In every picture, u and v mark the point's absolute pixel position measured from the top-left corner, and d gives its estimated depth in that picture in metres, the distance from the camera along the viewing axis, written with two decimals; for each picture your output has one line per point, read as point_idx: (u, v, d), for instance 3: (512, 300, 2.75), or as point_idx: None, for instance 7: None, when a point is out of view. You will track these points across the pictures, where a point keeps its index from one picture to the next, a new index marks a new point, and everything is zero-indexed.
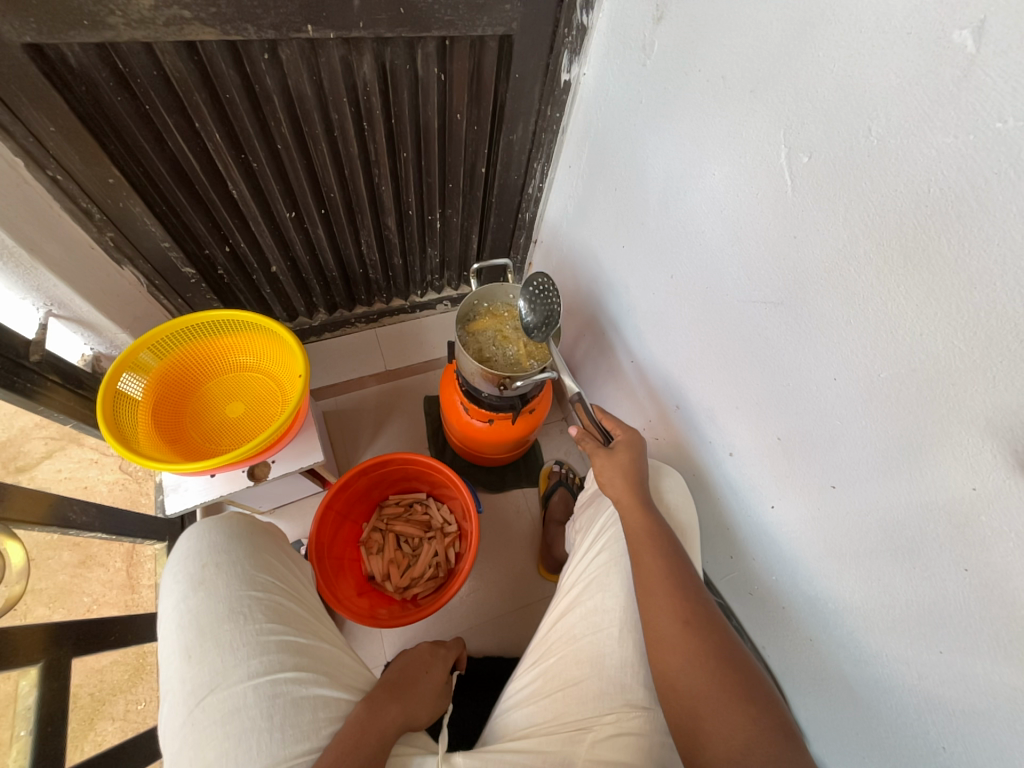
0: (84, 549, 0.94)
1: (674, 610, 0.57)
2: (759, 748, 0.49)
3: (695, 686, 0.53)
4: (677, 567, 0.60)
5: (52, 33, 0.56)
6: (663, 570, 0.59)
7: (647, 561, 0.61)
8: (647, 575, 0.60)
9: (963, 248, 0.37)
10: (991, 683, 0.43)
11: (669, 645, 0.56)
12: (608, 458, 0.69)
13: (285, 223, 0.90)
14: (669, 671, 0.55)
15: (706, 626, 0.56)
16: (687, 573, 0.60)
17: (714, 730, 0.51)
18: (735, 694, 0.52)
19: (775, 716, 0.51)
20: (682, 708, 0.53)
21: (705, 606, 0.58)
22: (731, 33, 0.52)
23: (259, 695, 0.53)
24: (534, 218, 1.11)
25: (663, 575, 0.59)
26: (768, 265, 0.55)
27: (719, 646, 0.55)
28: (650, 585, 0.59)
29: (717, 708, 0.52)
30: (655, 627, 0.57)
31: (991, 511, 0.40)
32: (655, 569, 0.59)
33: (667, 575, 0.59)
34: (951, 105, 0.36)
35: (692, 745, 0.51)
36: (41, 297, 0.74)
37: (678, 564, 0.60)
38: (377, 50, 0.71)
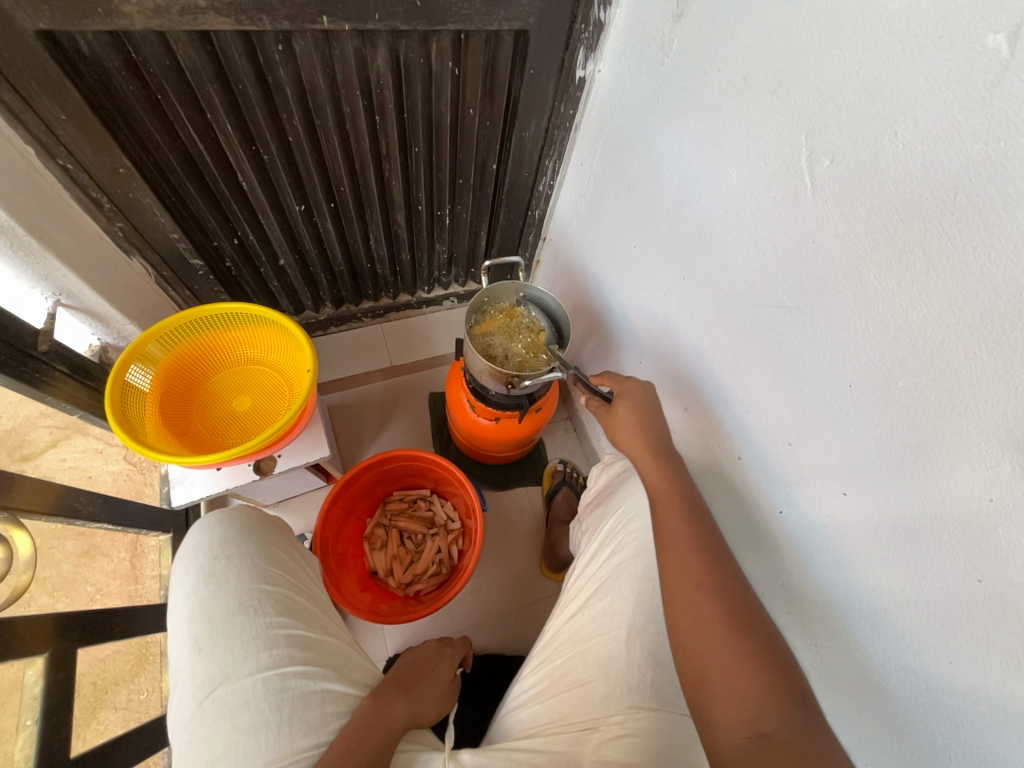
0: (87, 539, 0.87)
1: (688, 574, 0.58)
2: (770, 715, 0.48)
3: (706, 647, 0.54)
4: (696, 531, 0.61)
5: (66, 20, 0.55)
6: (681, 532, 0.61)
7: (665, 524, 0.62)
8: (666, 537, 0.61)
9: (988, 258, 0.36)
10: (999, 696, 0.43)
11: (681, 607, 0.57)
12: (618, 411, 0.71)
13: (295, 216, 0.90)
14: (681, 634, 0.56)
15: (721, 591, 0.57)
16: (703, 539, 0.61)
17: (724, 691, 0.51)
18: (748, 659, 0.52)
19: (790, 685, 0.50)
20: (694, 671, 0.54)
21: (721, 574, 0.58)
22: (752, 32, 0.51)
23: (268, 688, 0.53)
24: (544, 215, 1.10)
25: (681, 539, 0.60)
26: (784, 268, 0.55)
27: (734, 610, 0.55)
28: (668, 545, 0.61)
29: (728, 670, 0.52)
30: (670, 589, 0.59)
31: (1008, 524, 0.39)
32: (673, 532, 0.61)
33: (684, 540, 0.60)
34: (982, 111, 0.35)
35: (704, 705, 0.52)
36: (50, 286, 0.73)
37: (695, 527, 0.61)
38: (392, 43, 0.70)
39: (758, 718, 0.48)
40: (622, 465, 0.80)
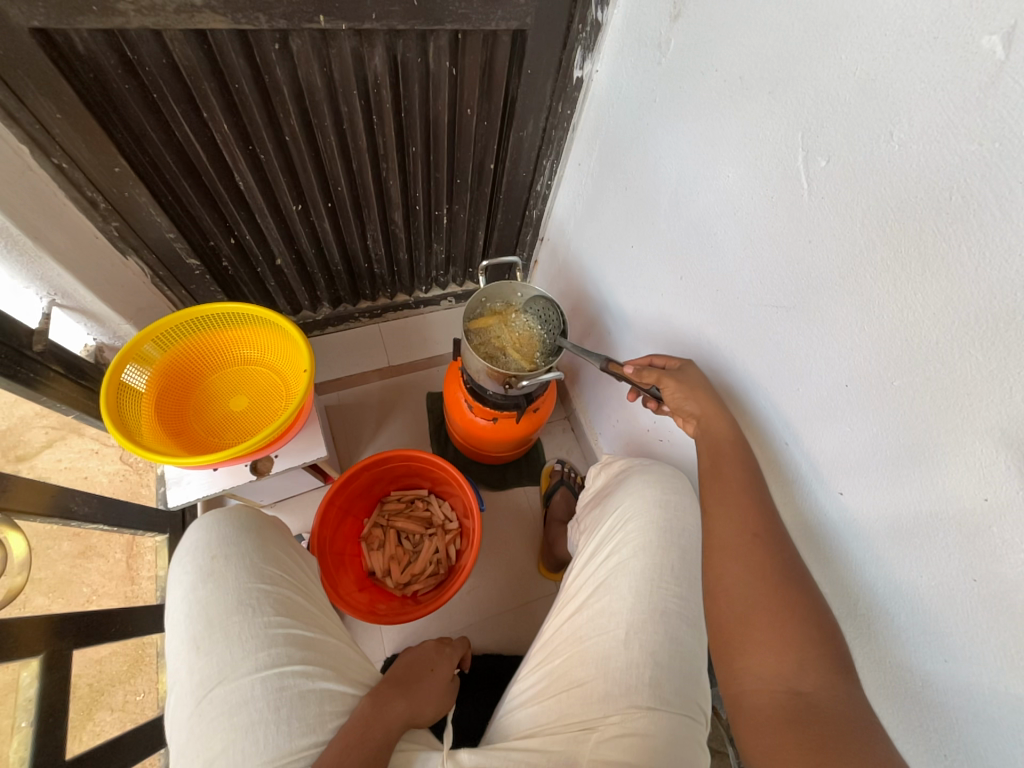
0: (83, 540, 0.87)
1: (745, 525, 0.58)
2: (810, 672, 0.49)
3: (752, 597, 0.54)
4: (754, 486, 0.61)
5: (61, 18, 0.55)
6: (741, 486, 0.60)
7: (728, 473, 0.61)
8: (724, 488, 0.61)
9: (983, 258, 0.37)
10: (994, 693, 0.43)
11: (733, 556, 0.57)
12: (677, 378, 0.68)
13: (292, 215, 0.89)
14: (725, 583, 0.57)
15: (775, 547, 0.57)
16: (760, 491, 0.61)
17: (765, 641, 0.52)
18: (796, 615, 0.52)
19: (829, 643, 0.51)
20: (733, 619, 0.55)
21: (774, 529, 0.59)
22: (748, 32, 0.52)
23: (266, 687, 0.53)
24: (541, 215, 1.10)
25: (740, 492, 0.60)
26: (780, 268, 0.55)
27: (784, 566, 0.56)
28: (729, 493, 0.60)
29: (772, 622, 0.52)
30: (724, 540, 0.59)
31: (1003, 523, 0.39)
32: (734, 484, 0.60)
33: (745, 491, 0.60)
34: (977, 112, 0.35)
35: (738, 648, 0.53)
36: (45, 286, 0.72)
37: (754, 481, 0.61)
38: (389, 42, 0.70)
39: (796, 673, 0.49)
40: (621, 465, 0.80)
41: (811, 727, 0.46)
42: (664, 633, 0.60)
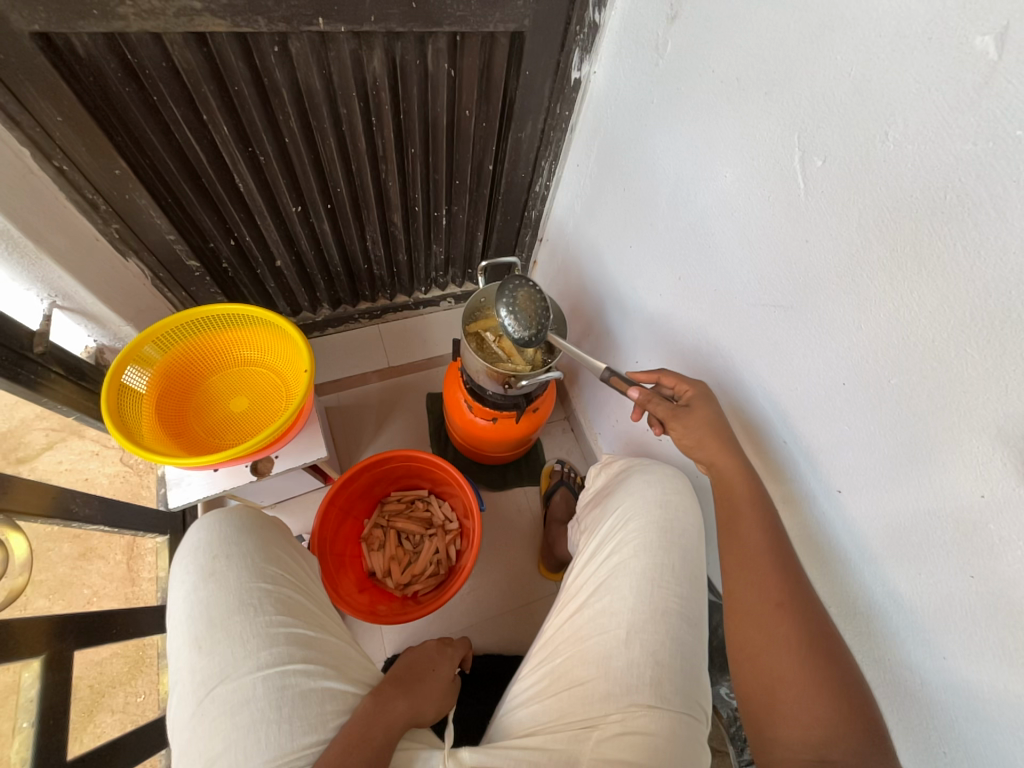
0: (83, 542, 0.87)
1: (766, 592, 0.56)
2: (838, 743, 0.48)
3: (778, 668, 0.53)
4: (778, 543, 0.58)
5: (61, 22, 0.55)
6: (762, 545, 0.58)
7: (746, 534, 0.60)
8: (744, 549, 0.59)
9: (979, 256, 0.37)
10: (992, 690, 0.43)
11: (754, 624, 0.56)
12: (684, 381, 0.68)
13: (291, 217, 0.90)
14: (749, 648, 0.56)
15: (802, 613, 0.55)
16: (786, 551, 0.58)
17: (791, 714, 0.51)
18: (823, 689, 0.51)
19: (866, 716, 0.49)
20: (760, 688, 0.54)
21: (803, 588, 0.56)
22: (744, 33, 0.52)
23: (268, 686, 0.53)
24: (540, 216, 1.10)
25: (762, 553, 0.58)
26: (777, 267, 0.55)
27: (815, 630, 0.54)
28: (748, 557, 0.59)
29: (799, 694, 0.51)
30: (745, 606, 0.57)
31: (1000, 520, 0.39)
32: (754, 543, 0.59)
33: (768, 553, 0.58)
34: (971, 112, 0.35)
35: (765, 719, 0.53)
36: (46, 288, 0.73)
37: (777, 533, 0.59)
38: (388, 44, 0.70)
39: (824, 746, 0.49)
40: (620, 464, 0.80)
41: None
42: (664, 632, 0.60)
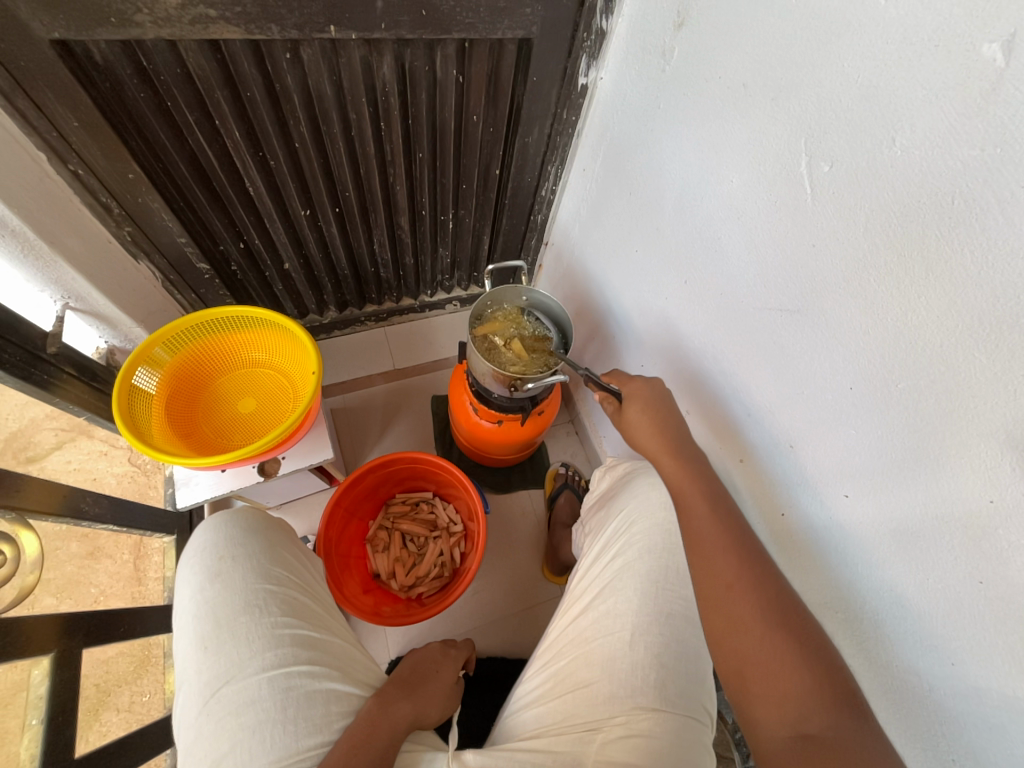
0: (91, 540, 0.88)
1: (718, 575, 0.59)
2: (813, 714, 0.49)
3: (742, 648, 0.55)
4: (727, 525, 0.62)
5: (79, 29, 0.57)
6: (713, 531, 0.62)
7: (693, 525, 0.63)
8: (696, 537, 0.62)
9: (988, 261, 0.37)
10: (1001, 696, 0.43)
11: (713, 610, 0.58)
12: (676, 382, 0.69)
13: (300, 220, 0.90)
14: (716, 634, 0.58)
15: (753, 590, 0.57)
16: (733, 534, 0.62)
17: (766, 695, 0.52)
18: (788, 662, 0.52)
19: (837, 683, 0.50)
20: (732, 670, 0.56)
21: (751, 568, 0.59)
22: (752, 40, 0.52)
23: (273, 687, 0.54)
24: (546, 220, 1.11)
25: (713, 539, 0.61)
26: (783, 271, 0.56)
27: (772, 607, 0.56)
28: (700, 544, 0.62)
29: (767, 671, 0.53)
30: (704, 589, 0.60)
31: (1008, 525, 0.39)
32: (704, 528, 0.62)
33: (716, 540, 0.61)
34: (979, 118, 0.36)
35: (744, 704, 0.54)
36: (59, 290, 0.74)
37: (730, 517, 0.63)
38: (397, 51, 0.71)
39: (800, 719, 0.49)
40: (625, 468, 0.80)
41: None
42: (669, 635, 0.61)
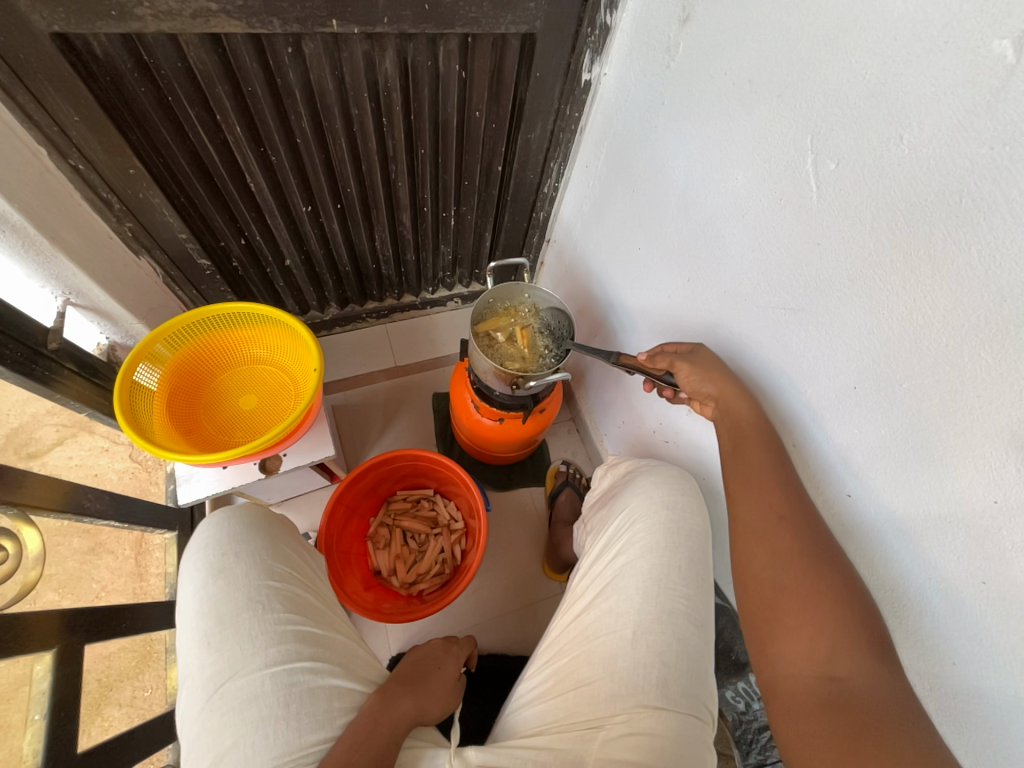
0: (94, 536, 0.89)
1: (770, 507, 0.57)
2: (844, 658, 0.48)
3: (781, 582, 0.53)
4: (781, 464, 0.58)
5: (80, 23, 0.56)
6: (767, 466, 0.58)
7: (749, 456, 0.59)
8: (749, 471, 0.59)
9: (994, 260, 0.37)
10: (1003, 695, 0.43)
11: (758, 542, 0.56)
12: (690, 361, 0.66)
13: (301, 216, 0.90)
14: (753, 567, 0.56)
15: (806, 528, 0.55)
16: (789, 473, 0.58)
17: (798, 630, 0.51)
18: (829, 599, 0.51)
19: (872, 630, 0.49)
20: (764, 603, 0.54)
21: (806, 507, 0.57)
22: (758, 36, 0.52)
23: (276, 683, 0.54)
24: (548, 217, 1.11)
25: (766, 472, 0.58)
26: (787, 270, 0.55)
27: (816, 546, 0.54)
28: (750, 477, 0.58)
29: (804, 607, 0.51)
30: (747, 525, 0.57)
31: (1012, 526, 0.39)
32: (759, 464, 0.59)
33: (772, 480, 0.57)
34: (987, 117, 0.35)
35: (769, 636, 0.53)
36: (61, 285, 0.73)
37: (779, 460, 0.59)
38: (400, 46, 0.70)
39: (830, 660, 0.48)
40: (627, 466, 0.80)
41: (841, 720, 0.45)
42: (671, 633, 0.60)
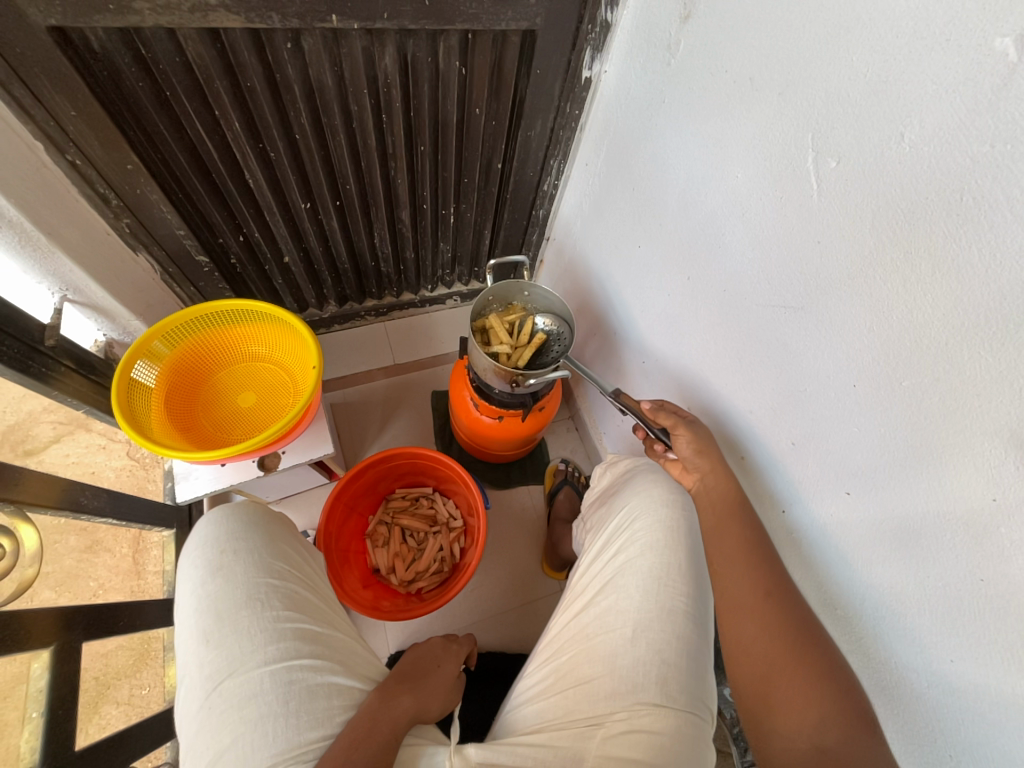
0: (90, 534, 0.88)
1: (756, 584, 0.59)
2: (831, 728, 0.49)
3: (769, 656, 0.55)
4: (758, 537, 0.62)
5: (77, 17, 0.56)
6: (749, 540, 0.62)
7: (731, 529, 0.63)
8: (732, 542, 0.62)
9: (995, 258, 0.37)
10: (999, 692, 0.43)
11: (745, 615, 0.58)
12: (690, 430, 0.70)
13: (300, 213, 0.90)
14: (740, 638, 0.57)
15: (787, 604, 0.57)
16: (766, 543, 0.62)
17: (787, 703, 0.52)
18: (813, 672, 0.52)
19: (855, 703, 0.50)
20: (753, 676, 0.55)
21: (786, 584, 0.59)
22: (760, 33, 0.52)
23: (276, 681, 0.54)
24: (547, 215, 1.11)
25: (747, 546, 0.61)
26: (788, 269, 0.55)
27: (799, 623, 0.56)
28: (735, 549, 0.61)
29: (792, 681, 0.53)
30: (736, 597, 0.59)
31: (1010, 523, 0.39)
32: (741, 539, 0.62)
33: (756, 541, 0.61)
34: (989, 114, 0.35)
35: (764, 712, 0.53)
36: (57, 282, 0.73)
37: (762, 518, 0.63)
38: (399, 41, 0.70)
39: (819, 731, 0.49)
40: (626, 464, 0.80)
41: None
42: (671, 631, 0.60)
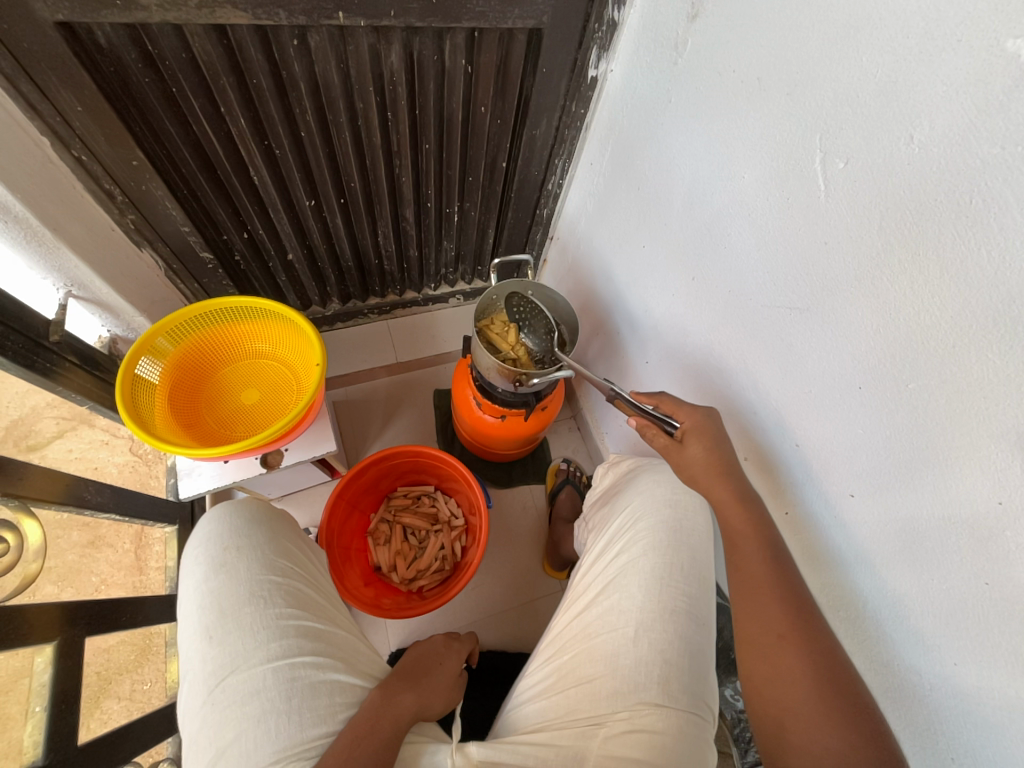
0: (93, 530, 0.89)
1: (769, 624, 0.57)
2: None
3: (784, 699, 0.53)
4: (777, 570, 0.59)
5: (85, 12, 0.56)
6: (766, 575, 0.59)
7: (745, 558, 0.60)
8: (748, 576, 0.60)
9: (1004, 261, 0.37)
10: (1002, 695, 0.43)
11: (759, 655, 0.56)
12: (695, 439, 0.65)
13: (304, 211, 0.90)
14: (754, 677, 0.56)
15: (806, 643, 0.55)
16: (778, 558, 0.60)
17: (801, 745, 0.50)
18: (832, 714, 0.50)
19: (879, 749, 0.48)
20: (768, 717, 0.54)
21: (804, 619, 0.57)
22: (768, 33, 0.52)
23: (278, 678, 0.54)
24: (552, 214, 1.10)
25: (762, 580, 0.59)
26: (795, 270, 0.55)
27: (818, 664, 0.53)
28: (751, 583, 0.59)
29: (810, 725, 0.51)
30: (750, 635, 0.57)
31: (1016, 527, 0.39)
32: (756, 573, 0.59)
33: (760, 556, 0.60)
34: (1000, 116, 0.35)
35: (780, 756, 0.52)
36: (62, 277, 0.73)
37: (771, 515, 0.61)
38: (406, 39, 0.70)
39: None
40: (629, 464, 0.80)
41: None
42: (673, 631, 0.60)
